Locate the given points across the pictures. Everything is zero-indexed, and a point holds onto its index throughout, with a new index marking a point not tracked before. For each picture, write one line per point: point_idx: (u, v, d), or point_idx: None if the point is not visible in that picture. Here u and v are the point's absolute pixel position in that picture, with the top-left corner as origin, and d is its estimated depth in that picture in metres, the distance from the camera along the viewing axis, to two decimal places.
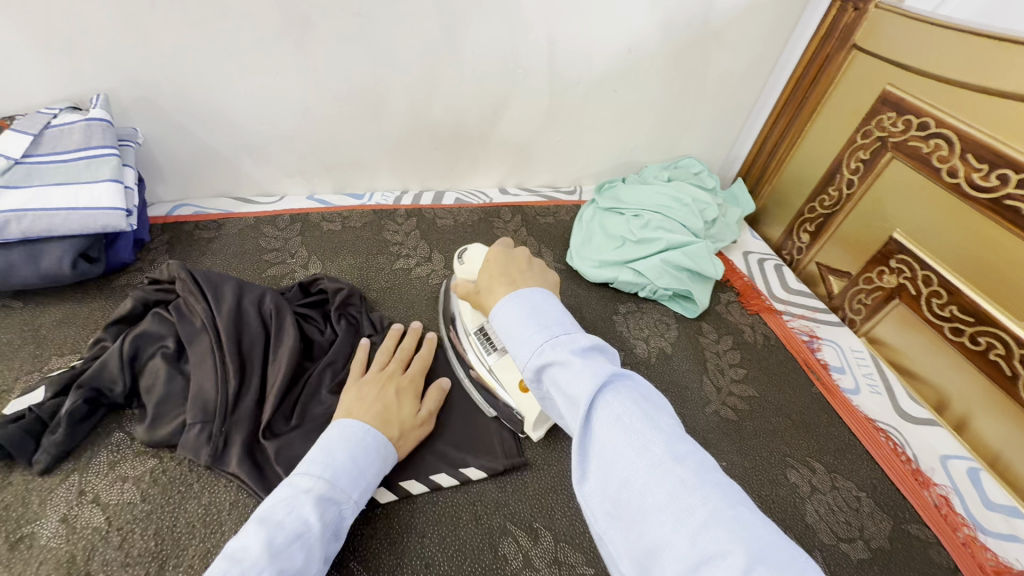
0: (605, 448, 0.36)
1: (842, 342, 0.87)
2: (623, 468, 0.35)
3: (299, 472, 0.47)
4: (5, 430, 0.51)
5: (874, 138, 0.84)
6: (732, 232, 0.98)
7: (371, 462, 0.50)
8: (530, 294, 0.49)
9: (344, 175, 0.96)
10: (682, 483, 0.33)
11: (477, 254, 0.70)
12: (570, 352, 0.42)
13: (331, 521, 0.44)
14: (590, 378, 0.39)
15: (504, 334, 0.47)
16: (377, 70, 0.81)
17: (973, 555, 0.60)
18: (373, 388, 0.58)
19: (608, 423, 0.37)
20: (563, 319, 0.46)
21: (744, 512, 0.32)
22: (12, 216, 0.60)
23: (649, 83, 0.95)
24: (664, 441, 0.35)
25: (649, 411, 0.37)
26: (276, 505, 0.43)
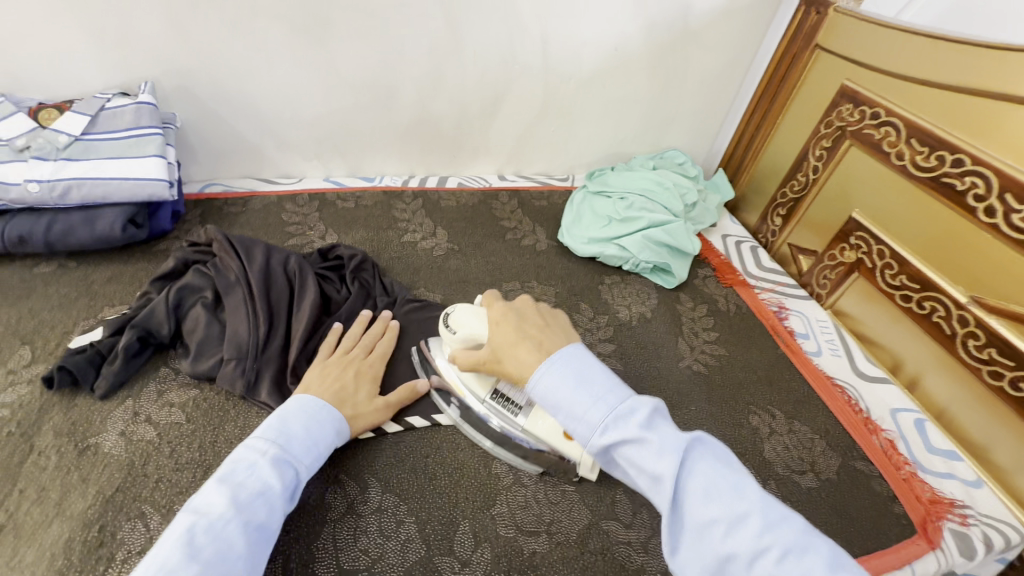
0: (702, 524, 0.41)
1: (809, 313, 0.95)
2: (727, 542, 0.39)
3: (254, 436, 0.49)
4: (73, 359, 0.60)
5: (835, 127, 0.93)
6: (711, 216, 1.07)
7: (326, 431, 0.53)
8: (570, 361, 0.51)
9: (357, 160, 1.05)
10: (784, 551, 0.38)
11: (461, 313, 0.64)
12: (638, 428, 0.45)
13: (288, 481, 0.48)
14: (671, 456, 0.42)
15: (549, 407, 0.49)
16: (389, 64, 0.91)
17: (912, 488, 0.68)
18: (337, 368, 0.62)
19: (698, 496, 0.42)
20: (613, 387, 0.48)
21: (840, 570, 0.37)
22: (73, 183, 0.70)
23: (635, 79, 1.04)
24: (758, 512, 0.40)
25: (723, 473, 0.43)
26: (234, 466, 0.46)
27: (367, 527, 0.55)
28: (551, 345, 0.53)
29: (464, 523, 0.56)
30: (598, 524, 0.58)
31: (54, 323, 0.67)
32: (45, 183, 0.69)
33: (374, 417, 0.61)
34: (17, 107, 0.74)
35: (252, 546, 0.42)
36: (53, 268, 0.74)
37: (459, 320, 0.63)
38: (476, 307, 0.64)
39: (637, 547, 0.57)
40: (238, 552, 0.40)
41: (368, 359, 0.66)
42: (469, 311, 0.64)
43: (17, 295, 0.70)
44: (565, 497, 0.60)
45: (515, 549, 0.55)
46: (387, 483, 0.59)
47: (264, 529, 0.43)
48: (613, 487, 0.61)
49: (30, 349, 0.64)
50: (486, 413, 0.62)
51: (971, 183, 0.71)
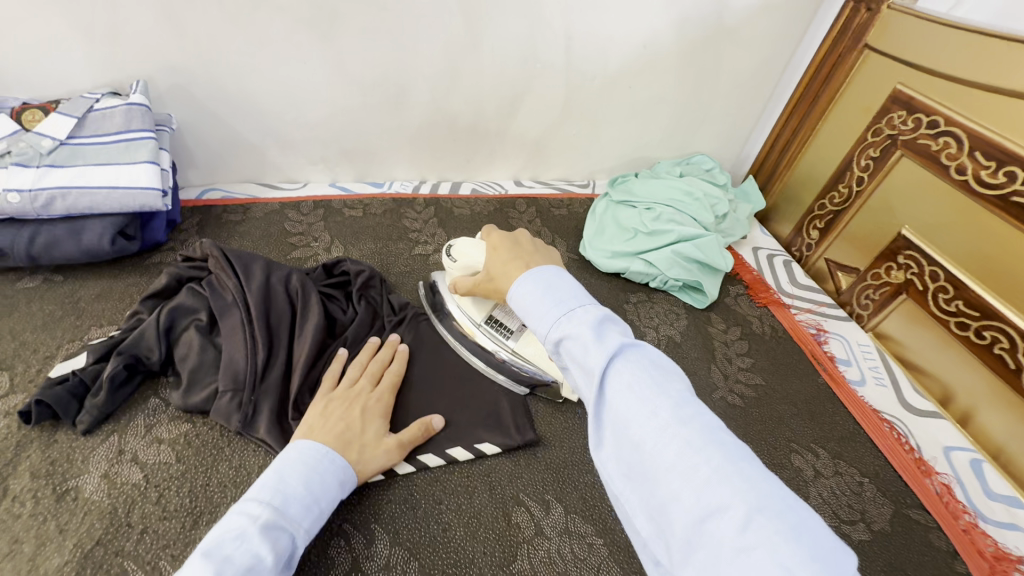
0: (617, 414, 0.37)
1: (849, 337, 0.88)
2: (635, 431, 0.35)
3: (247, 498, 0.44)
4: (52, 391, 0.55)
5: (884, 135, 0.85)
6: (743, 227, 1.00)
7: (327, 487, 0.48)
8: (542, 271, 0.47)
9: (365, 164, 0.99)
10: (688, 445, 0.33)
11: (463, 244, 0.64)
12: (582, 325, 0.41)
13: (283, 550, 0.42)
14: (599, 350, 0.38)
15: (522, 312, 0.46)
16: (400, 61, 0.84)
17: (973, 541, 0.62)
18: (341, 405, 0.57)
19: (621, 388, 0.37)
20: (577, 292, 0.44)
21: (748, 471, 0.32)
22: (57, 193, 0.65)
23: (663, 80, 0.97)
24: (672, 404, 0.35)
25: (658, 376, 0.37)
26: (223, 536, 0.40)
27: None
28: (537, 265, 0.50)
29: None
30: None
31: (36, 346, 0.62)
32: (27, 193, 0.63)
33: (384, 459, 0.55)
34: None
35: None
36: (38, 283, 0.69)
37: (460, 250, 0.64)
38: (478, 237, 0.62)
39: None
40: None
41: (375, 391, 0.60)
42: (471, 243, 0.63)
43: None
44: (594, 553, 0.54)
45: None
46: (397, 534, 0.53)
47: None
48: None
49: (9, 376, 0.59)
50: (482, 338, 0.69)
51: None
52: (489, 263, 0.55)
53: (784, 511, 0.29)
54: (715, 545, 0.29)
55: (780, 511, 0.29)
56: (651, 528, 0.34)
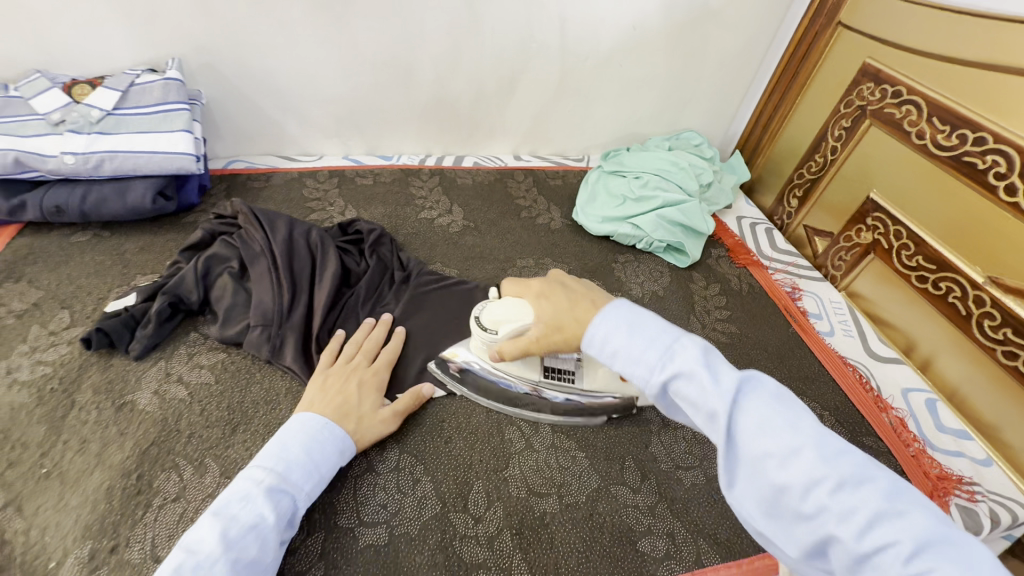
0: (755, 458, 0.41)
1: (823, 295, 0.95)
2: (779, 475, 0.39)
3: (255, 464, 0.51)
4: (109, 322, 0.63)
5: (855, 106, 0.92)
6: (726, 197, 1.07)
7: (327, 455, 0.53)
8: (617, 309, 0.54)
9: (376, 139, 1.07)
10: (841, 485, 0.37)
11: (494, 309, 0.64)
12: (692, 364, 0.46)
13: (285, 511, 0.48)
14: (719, 391, 0.43)
15: (607, 355, 0.53)
16: (407, 40, 0.91)
17: (920, 464, 0.69)
18: (339, 379, 0.61)
19: (753, 430, 0.41)
20: (664, 328, 0.51)
21: (902, 505, 0.35)
22: (106, 156, 0.73)
23: (653, 58, 1.04)
24: (813, 445, 0.39)
25: (788, 416, 0.41)
26: (233, 497, 0.47)
27: (385, 484, 0.57)
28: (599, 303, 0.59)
29: (478, 483, 0.59)
30: (608, 489, 0.60)
31: (90, 288, 0.70)
32: (80, 155, 0.72)
33: (382, 428, 0.60)
34: (53, 82, 0.77)
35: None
36: (88, 237, 0.77)
37: (495, 318, 0.63)
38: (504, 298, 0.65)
39: (644, 511, 0.59)
40: None
41: (372, 367, 0.64)
42: (499, 305, 0.65)
43: (55, 262, 0.73)
44: (576, 463, 0.62)
45: (527, 509, 0.57)
46: (404, 444, 0.61)
47: (256, 562, 0.45)
48: (623, 454, 0.64)
49: (69, 312, 0.67)
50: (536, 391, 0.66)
51: (992, 162, 0.70)
52: (543, 306, 0.62)
53: (944, 544, 0.33)
54: None
55: (937, 543, 0.34)
56: (805, 558, 0.39)
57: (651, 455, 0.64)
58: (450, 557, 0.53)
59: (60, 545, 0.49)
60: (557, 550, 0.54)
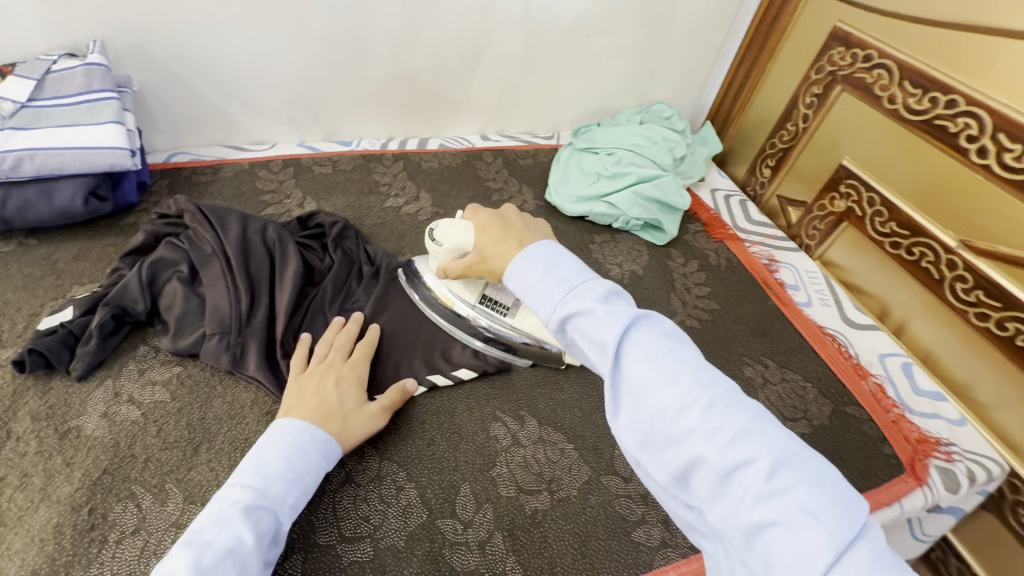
0: (635, 386, 0.40)
1: (798, 265, 0.95)
2: (653, 401, 0.39)
3: (229, 483, 0.46)
4: (44, 341, 0.57)
5: (826, 72, 0.91)
6: (700, 169, 1.05)
7: (309, 461, 0.49)
8: (539, 251, 0.51)
9: (332, 123, 0.99)
10: (711, 407, 0.37)
11: (446, 226, 0.65)
12: (592, 301, 0.45)
13: (266, 529, 0.44)
14: (614, 323, 0.42)
15: (523, 292, 0.51)
16: (359, 13, 0.85)
17: (900, 429, 0.70)
18: (314, 380, 0.57)
19: (637, 358, 0.40)
20: (578, 269, 0.48)
21: (766, 425, 0.36)
22: (24, 154, 0.65)
23: (620, 27, 1.00)
24: (691, 372, 0.39)
25: (674, 345, 0.41)
26: (205, 522, 0.42)
27: (366, 495, 0.54)
28: (529, 240, 0.54)
29: (465, 486, 0.56)
30: (599, 480, 0.58)
31: (21, 304, 0.64)
32: None
33: (370, 425, 0.56)
34: None
35: None
36: (14, 247, 0.70)
37: (443, 233, 0.64)
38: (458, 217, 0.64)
39: (636, 500, 0.57)
40: None
41: (349, 361, 0.60)
42: (453, 223, 0.64)
43: None
44: (566, 455, 0.60)
45: (518, 509, 0.55)
46: (385, 450, 0.58)
47: None
48: (611, 443, 0.62)
49: None
50: (484, 320, 0.67)
51: (964, 125, 0.70)
52: (481, 242, 0.58)
53: (803, 463, 0.34)
54: (741, 493, 0.34)
55: (796, 461, 0.34)
56: (672, 484, 0.39)
57: None
58: (441, 567, 0.50)
59: None
60: (551, 549, 0.53)
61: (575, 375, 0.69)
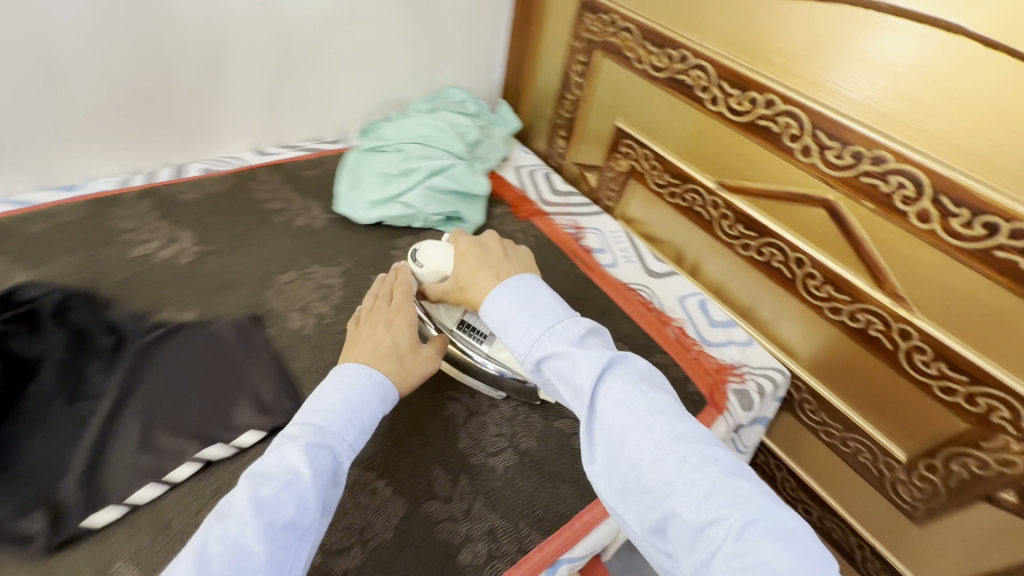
0: (609, 431, 0.44)
1: (603, 228, 0.98)
2: (630, 448, 0.42)
3: (296, 421, 0.49)
4: None
5: (585, 40, 0.93)
6: (499, 150, 1.04)
7: (367, 402, 0.52)
8: (519, 283, 0.54)
9: (43, 165, 0.79)
10: (686, 459, 0.41)
11: (431, 248, 0.66)
12: (568, 343, 0.48)
13: (322, 468, 0.46)
14: (588, 367, 0.46)
15: (497, 326, 0.53)
16: (33, 28, 0.68)
17: (700, 365, 0.76)
18: (368, 329, 0.59)
19: (611, 405, 0.44)
20: (553, 305, 0.52)
21: (738, 479, 0.40)
22: None
23: (379, 13, 0.93)
24: (667, 421, 0.43)
25: (647, 392, 0.44)
26: (275, 455, 0.46)
27: None
28: (510, 274, 0.56)
29: None
30: (417, 510, 0.55)
31: None
32: None
33: (424, 366, 0.59)
34: None
35: (276, 547, 0.40)
36: None
37: (426, 255, 0.65)
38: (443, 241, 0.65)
39: (459, 519, 0.55)
40: (256, 562, 0.39)
41: (393, 304, 0.62)
42: (438, 246, 0.65)
43: None
44: (378, 495, 0.55)
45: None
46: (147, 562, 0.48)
47: (293, 526, 0.42)
48: (428, 463, 0.59)
49: None
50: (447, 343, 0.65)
51: (697, 77, 0.76)
52: (458, 270, 0.60)
53: (774, 519, 0.38)
54: (712, 550, 0.37)
55: (766, 519, 0.38)
56: (647, 534, 0.42)
57: (457, 454, 0.60)
58: None
59: None
60: None
61: None
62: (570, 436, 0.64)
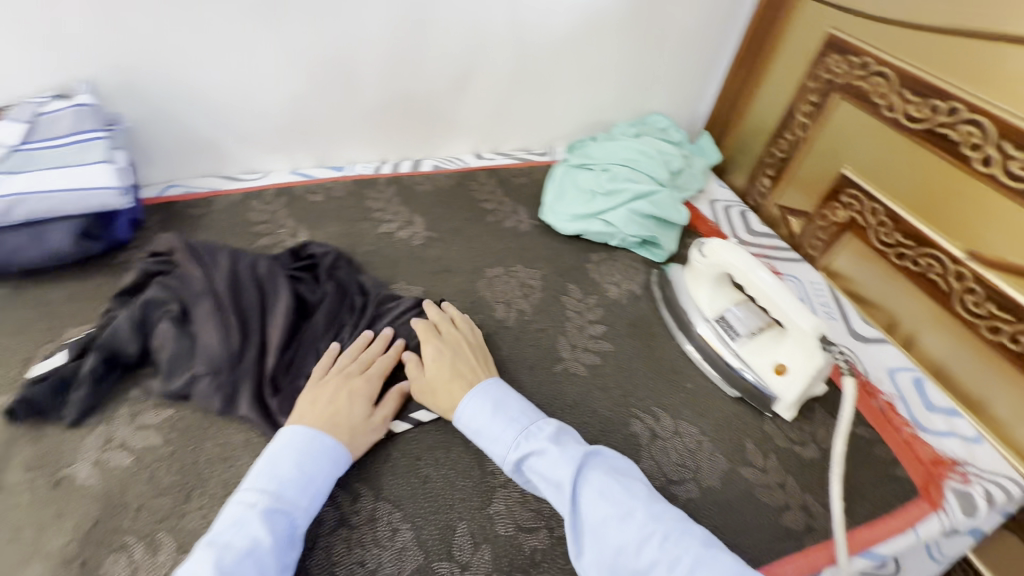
0: (596, 520, 0.50)
1: (803, 277, 0.93)
2: (615, 537, 0.49)
3: (245, 488, 0.50)
4: (36, 389, 0.57)
5: (823, 80, 0.90)
6: (699, 181, 1.05)
7: (320, 466, 0.52)
8: (489, 389, 0.60)
9: (324, 148, 0.98)
10: (666, 538, 0.48)
11: (718, 245, 0.73)
12: (545, 442, 0.55)
13: (279, 531, 0.47)
14: (568, 465, 0.52)
15: (472, 431, 0.58)
16: (350, 39, 0.85)
17: (912, 449, 0.69)
18: (327, 389, 0.59)
19: (593, 495, 0.51)
20: (522, 409, 0.59)
21: (714, 548, 0.47)
22: (15, 199, 0.66)
23: (609, 41, 0.99)
24: (643, 506, 0.50)
25: (622, 481, 0.52)
26: (224, 524, 0.47)
27: (363, 538, 0.53)
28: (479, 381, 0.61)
29: (462, 525, 0.55)
30: None
31: (13, 349, 0.64)
32: None
33: (372, 437, 0.58)
34: None
35: None
36: (7, 290, 0.70)
37: (713, 249, 0.74)
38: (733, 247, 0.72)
39: None
40: None
41: (363, 374, 0.62)
42: (728, 247, 0.72)
43: None
44: None
45: (516, 549, 0.55)
46: (381, 490, 0.57)
47: None
48: None
49: None
50: (705, 333, 0.74)
51: (966, 133, 0.69)
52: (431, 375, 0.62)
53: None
54: None
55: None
56: None
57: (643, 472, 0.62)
58: None
59: None
60: None
61: (574, 403, 0.68)
62: (754, 486, 0.63)
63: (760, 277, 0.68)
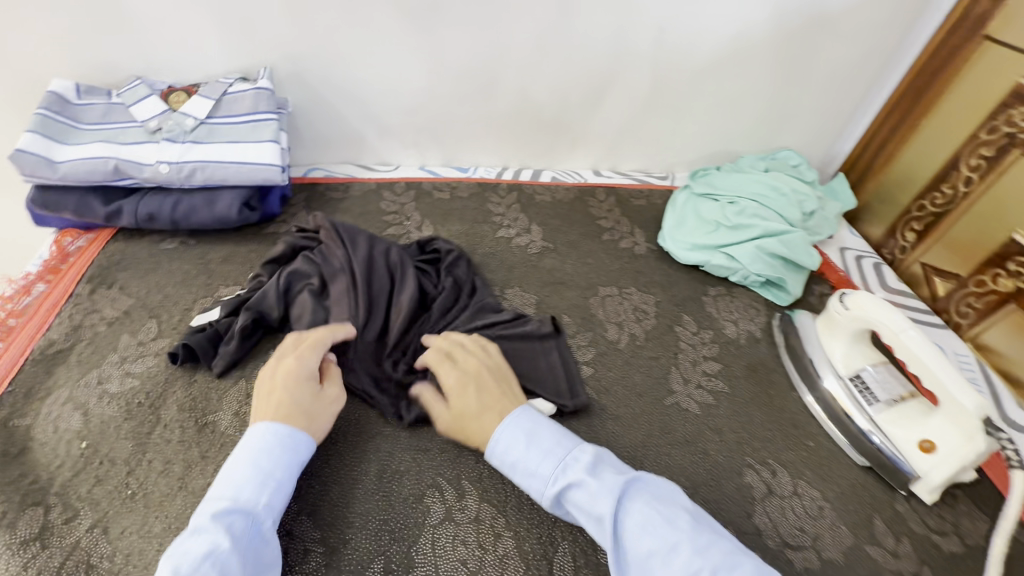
0: (640, 557, 0.45)
1: (945, 345, 0.84)
2: (661, 574, 0.43)
3: (207, 496, 0.48)
4: (195, 337, 0.63)
5: (1000, 133, 0.81)
6: (830, 226, 0.96)
7: (278, 461, 0.50)
8: (519, 417, 0.55)
9: (453, 148, 1.02)
10: (715, 573, 0.42)
11: (863, 297, 0.67)
12: (582, 473, 0.50)
13: (239, 529, 0.45)
14: (608, 497, 0.47)
15: (506, 466, 0.53)
16: (495, 48, 0.88)
17: None
18: (267, 377, 0.57)
19: (636, 529, 0.46)
20: (557, 437, 0.53)
21: None
22: (198, 166, 0.74)
23: (753, 71, 0.95)
24: (689, 539, 0.44)
25: (665, 511, 0.47)
26: (185, 533, 0.45)
27: (464, 536, 0.54)
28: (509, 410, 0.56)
29: (565, 545, 0.54)
30: None
31: (178, 299, 0.72)
32: (174, 165, 0.73)
33: (333, 408, 0.57)
34: (152, 90, 0.79)
35: None
36: (176, 245, 0.78)
37: (858, 302, 0.67)
38: (880, 302, 0.65)
39: None
40: None
41: (297, 350, 0.59)
42: (874, 299, 0.66)
43: (145, 269, 0.75)
44: None
45: None
46: (486, 491, 0.57)
47: None
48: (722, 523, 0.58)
49: (157, 323, 0.69)
50: (834, 388, 0.69)
51: None
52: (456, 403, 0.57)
53: None
54: None
55: None
56: None
57: (755, 528, 0.58)
58: None
59: (151, 557, 0.50)
60: None
61: (684, 441, 0.65)
62: (883, 570, 0.57)
63: (911, 339, 0.61)
